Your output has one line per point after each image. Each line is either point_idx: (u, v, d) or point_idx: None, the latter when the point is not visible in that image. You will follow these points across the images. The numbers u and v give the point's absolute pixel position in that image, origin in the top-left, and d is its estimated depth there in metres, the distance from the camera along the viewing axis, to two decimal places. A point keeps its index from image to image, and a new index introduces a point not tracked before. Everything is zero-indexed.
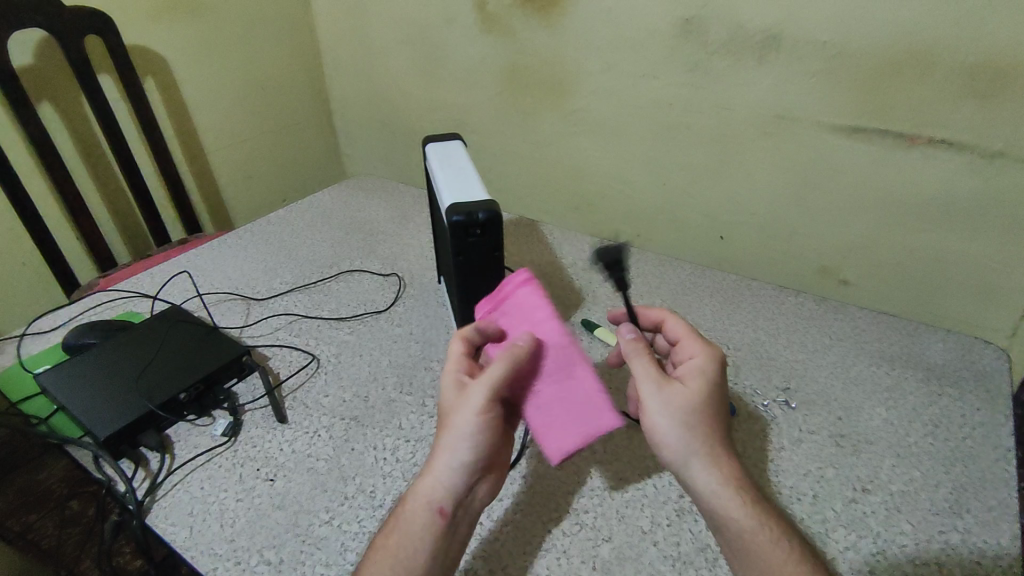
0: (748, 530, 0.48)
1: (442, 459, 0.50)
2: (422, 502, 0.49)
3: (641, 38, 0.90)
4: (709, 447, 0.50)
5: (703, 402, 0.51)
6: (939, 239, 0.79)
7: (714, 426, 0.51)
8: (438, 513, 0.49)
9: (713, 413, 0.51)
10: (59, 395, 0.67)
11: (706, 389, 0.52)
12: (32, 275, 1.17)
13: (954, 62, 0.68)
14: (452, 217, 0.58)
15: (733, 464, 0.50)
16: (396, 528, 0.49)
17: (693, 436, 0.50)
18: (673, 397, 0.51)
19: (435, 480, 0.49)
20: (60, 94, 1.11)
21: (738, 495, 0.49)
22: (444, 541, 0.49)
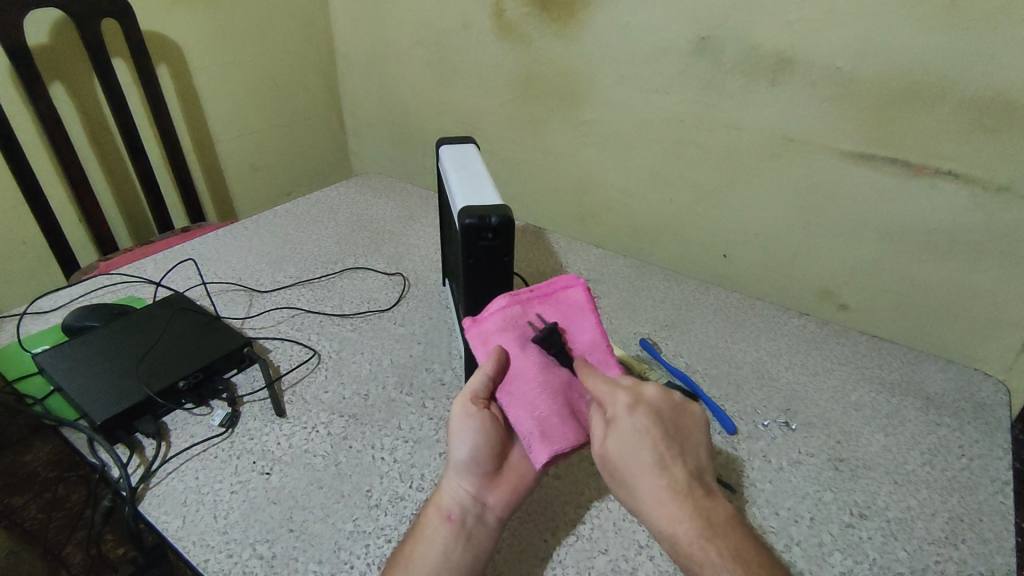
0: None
1: (450, 474, 0.56)
2: (433, 512, 0.54)
3: (657, 54, 0.90)
4: (655, 501, 0.48)
5: (642, 451, 0.49)
6: (942, 270, 0.79)
7: (658, 478, 0.49)
8: (446, 520, 0.53)
9: (654, 462, 0.49)
10: (57, 377, 0.66)
11: (638, 436, 0.50)
12: (32, 254, 1.16)
13: (965, 95, 0.69)
14: (465, 220, 0.58)
15: (686, 516, 0.47)
16: (412, 538, 0.54)
17: (642, 490, 0.49)
18: (611, 454, 0.51)
19: (445, 493, 0.56)
20: (73, 75, 1.11)
21: (698, 552, 0.46)
22: (457, 546, 0.52)
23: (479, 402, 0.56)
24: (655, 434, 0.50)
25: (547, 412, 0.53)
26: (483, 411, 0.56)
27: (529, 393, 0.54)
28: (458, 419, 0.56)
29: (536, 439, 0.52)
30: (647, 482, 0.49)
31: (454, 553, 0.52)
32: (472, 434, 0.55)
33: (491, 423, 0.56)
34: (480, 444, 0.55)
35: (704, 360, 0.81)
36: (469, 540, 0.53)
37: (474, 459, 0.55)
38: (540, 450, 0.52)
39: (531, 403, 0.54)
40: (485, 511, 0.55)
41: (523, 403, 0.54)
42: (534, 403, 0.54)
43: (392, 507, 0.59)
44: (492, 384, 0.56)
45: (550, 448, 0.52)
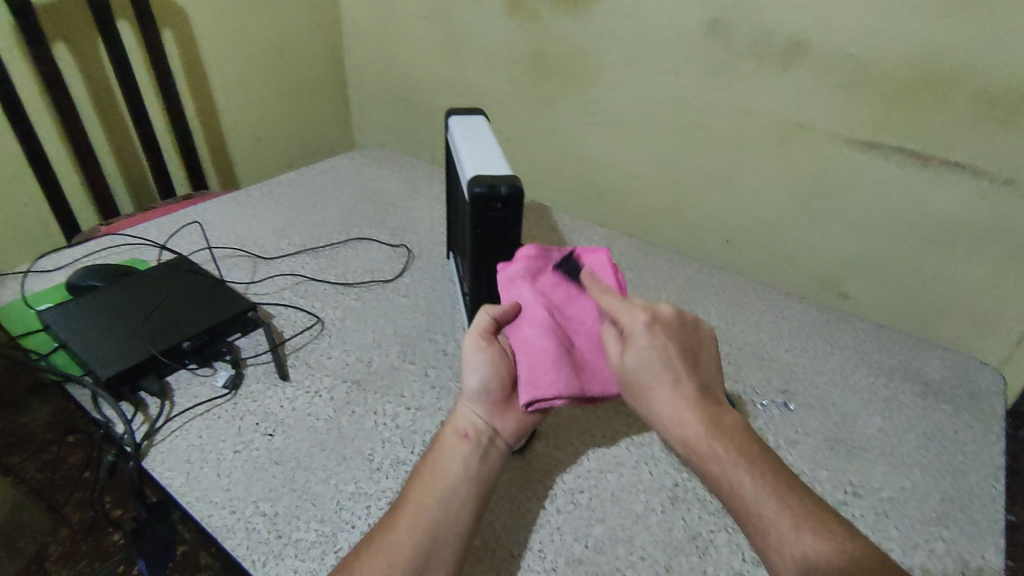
0: (735, 485, 0.45)
1: (464, 398, 0.57)
2: (450, 433, 0.55)
3: (668, 34, 0.90)
4: (670, 409, 0.50)
5: (655, 366, 0.50)
6: (944, 260, 0.79)
7: (673, 392, 0.50)
8: (464, 439, 0.54)
9: (671, 376, 0.50)
10: (62, 333, 0.66)
11: (651, 353, 0.51)
12: (34, 217, 1.16)
13: (977, 85, 0.69)
14: (474, 188, 0.58)
15: (702, 424, 0.48)
16: (431, 455, 0.54)
17: (659, 402, 0.50)
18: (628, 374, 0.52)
19: (459, 415, 0.56)
20: (77, 36, 1.09)
21: (715, 455, 0.47)
22: (475, 461, 0.53)
23: (490, 338, 0.57)
24: (669, 351, 0.51)
25: (543, 361, 0.53)
26: (492, 346, 0.57)
27: (529, 339, 0.55)
28: (470, 350, 0.57)
29: (522, 382, 0.53)
30: (663, 398, 0.50)
31: (473, 467, 0.53)
32: (484, 365, 0.56)
33: (502, 357, 0.57)
34: (493, 375, 0.56)
35: None
36: (486, 458, 0.54)
37: (486, 389, 0.56)
38: (524, 393, 0.53)
39: (529, 348, 0.54)
40: (497, 435, 0.56)
41: (526, 346, 0.55)
42: (531, 349, 0.54)
43: (393, 471, 0.60)
44: (503, 321, 0.58)
45: (532, 392, 0.52)
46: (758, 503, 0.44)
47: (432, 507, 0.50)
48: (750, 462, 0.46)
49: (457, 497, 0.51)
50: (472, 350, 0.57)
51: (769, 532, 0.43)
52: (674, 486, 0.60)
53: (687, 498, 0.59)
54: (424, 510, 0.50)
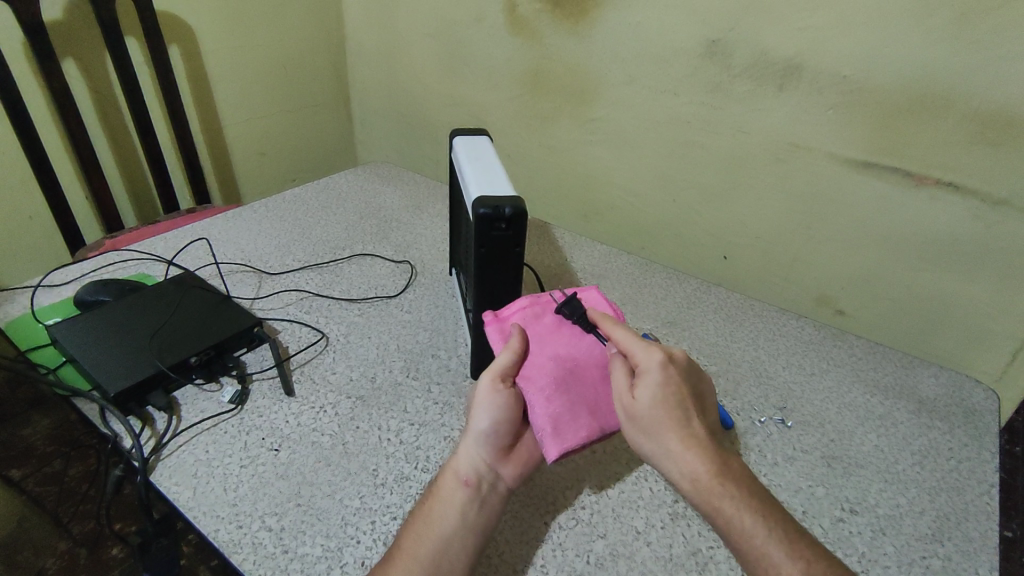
0: (743, 530, 0.47)
1: (468, 440, 0.57)
2: (449, 477, 0.56)
3: (666, 55, 0.92)
4: (677, 452, 0.50)
5: (668, 411, 0.52)
6: (938, 279, 0.81)
7: (681, 432, 0.51)
8: (463, 485, 0.55)
9: (681, 418, 0.52)
10: (71, 348, 0.67)
11: (663, 396, 0.52)
12: (40, 230, 1.17)
13: (968, 108, 0.71)
14: (479, 209, 0.59)
15: (705, 463, 0.50)
16: (429, 499, 0.55)
17: (664, 446, 0.51)
18: (637, 413, 0.53)
19: (461, 459, 0.57)
20: (87, 53, 1.11)
21: (728, 503, 0.48)
22: (472, 509, 0.54)
23: (506, 379, 0.57)
24: (678, 391, 0.53)
25: (563, 407, 0.55)
26: (509, 389, 0.57)
27: (547, 386, 0.56)
28: (484, 393, 0.57)
29: (548, 435, 0.54)
30: (669, 438, 0.51)
31: (470, 516, 0.53)
32: (495, 408, 0.57)
33: (516, 402, 0.57)
34: (501, 420, 0.56)
35: (704, 357, 0.83)
36: (484, 504, 0.54)
37: (494, 431, 0.56)
38: (552, 446, 0.54)
39: (549, 397, 0.55)
40: (498, 480, 0.56)
41: (544, 396, 0.55)
42: (551, 398, 0.55)
43: (397, 487, 0.61)
44: (518, 363, 0.58)
45: (562, 444, 0.53)
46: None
47: (424, 558, 0.50)
48: (770, 525, 0.47)
49: (451, 548, 0.51)
50: (485, 391, 0.57)
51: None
52: (674, 503, 0.61)
53: (687, 514, 0.60)
54: (418, 556, 0.50)
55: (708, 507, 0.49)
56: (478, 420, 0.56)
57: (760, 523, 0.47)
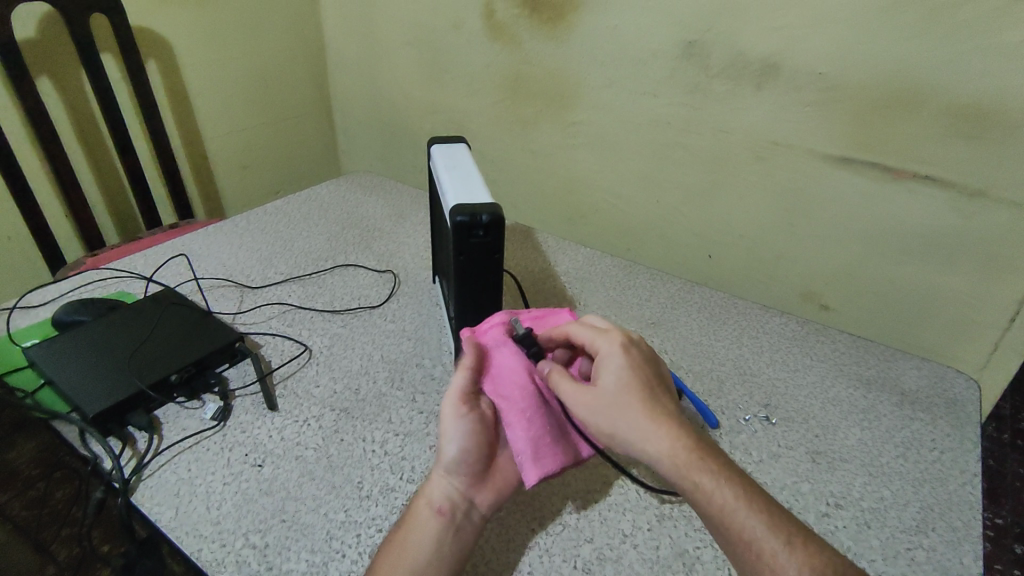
0: (715, 497, 0.47)
1: (439, 468, 0.57)
2: (422, 506, 0.55)
3: (645, 57, 0.92)
4: (646, 431, 0.51)
5: (632, 392, 0.53)
6: (918, 271, 0.82)
7: (647, 409, 0.52)
8: (437, 513, 0.54)
9: (645, 402, 0.53)
10: (48, 370, 0.67)
11: (626, 378, 0.54)
12: (17, 249, 1.15)
13: (942, 102, 0.71)
14: (456, 217, 0.59)
15: (673, 437, 0.50)
16: (403, 528, 0.54)
17: (632, 424, 0.52)
18: (602, 398, 0.54)
19: (433, 488, 0.56)
20: (63, 70, 1.10)
21: (696, 473, 0.48)
22: (446, 538, 0.53)
23: (468, 402, 0.57)
24: (643, 376, 0.55)
25: (539, 429, 0.56)
26: (473, 411, 0.57)
27: (527, 408, 0.57)
28: (450, 417, 0.57)
29: (528, 458, 0.55)
30: (634, 417, 0.52)
31: (444, 544, 0.53)
32: (462, 433, 0.56)
33: (481, 424, 0.57)
34: (470, 446, 0.56)
35: (689, 357, 0.83)
36: (458, 533, 0.53)
37: (464, 459, 0.56)
38: (532, 471, 0.55)
39: (529, 420, 0.56)
40: (472, 508, 0.55)
41: (525, 420, 0.56)
42: (532, 422, 0.56)
43: (382, 498, 0.60)
44: (496, 382, 0.59)
45: (541, 470, 0.55)
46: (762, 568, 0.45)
47: None
48: (746, 500, 0.47)
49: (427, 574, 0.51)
50: (450, 415, 0.57)
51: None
52: (661, 504, 0.61)
53: (673, 515, 0.60)
54: None
55: (687, 484, 0.48)
56: (447, 446, 0.56)
57: (736, 499, 0.47)
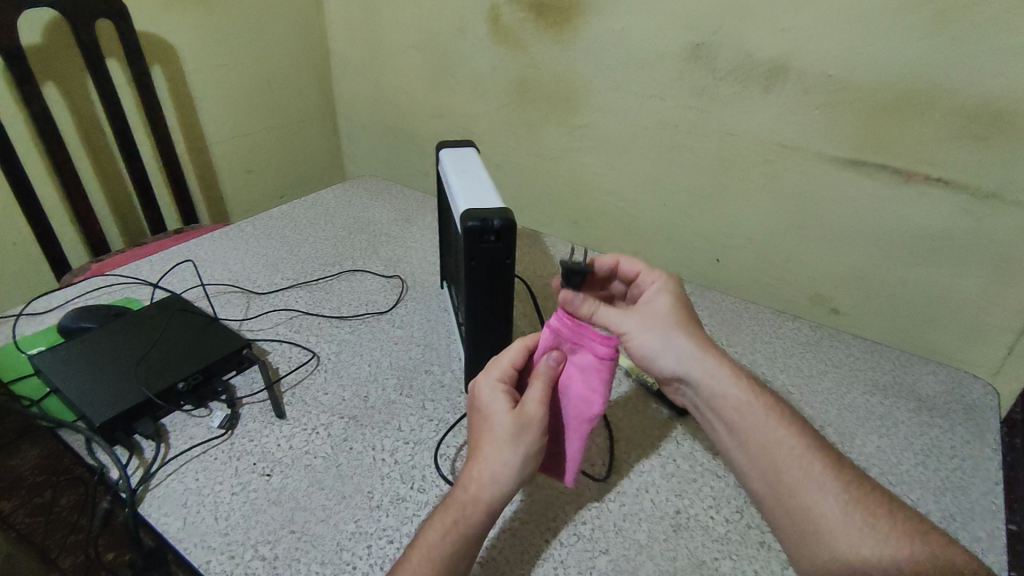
0: (753, 404, 0.54)
1: (502, 466, 0.50)
2: (475, 501, 0.50)
3: (651, 60, 0.92)
4: (698, 354, 0.56)
5: (680, 319, 0.59)
6: (931, 274, 0.81)
7: (696, 337, 0.57)
8: (487, 516, 0.50)
9: (691, 328, 0.58)
10: (54, 378, 0.66)
11: (676, 307, 0.60)
12: (23, 256, 1.15)
13: (955, 104, 0.70)
14: (468, 222, 0.58)
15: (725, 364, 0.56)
16: (449, 523, 0.49)
17: (683, 349, 0.56)
18: (654, 321, 0.58)
19: (487, 482, 0.50)
20: (68, 76, 1.10)
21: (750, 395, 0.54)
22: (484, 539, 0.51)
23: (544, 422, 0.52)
24: (684, 306, 0.60)
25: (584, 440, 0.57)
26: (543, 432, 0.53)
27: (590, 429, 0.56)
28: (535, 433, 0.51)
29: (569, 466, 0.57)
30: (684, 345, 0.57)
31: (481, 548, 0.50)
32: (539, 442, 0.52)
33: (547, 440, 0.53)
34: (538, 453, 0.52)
35: None
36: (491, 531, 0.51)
37: (530, 465, 0.52)
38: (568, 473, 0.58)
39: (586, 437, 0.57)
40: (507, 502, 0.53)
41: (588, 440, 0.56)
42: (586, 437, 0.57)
43: (393, 508, 0.59)
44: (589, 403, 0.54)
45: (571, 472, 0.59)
46: (804, 479, 0.50)
47: None
48: (795, 426, 0.53)
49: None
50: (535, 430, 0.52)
51: (815, 509, 0.48)
52: (677, 514, 0.60)
53: (690, 525, 0.59)
54: None
55: (734, 399, 0.54)
56: (522, 450, 0.51)
57: (785, 423, 0.53)
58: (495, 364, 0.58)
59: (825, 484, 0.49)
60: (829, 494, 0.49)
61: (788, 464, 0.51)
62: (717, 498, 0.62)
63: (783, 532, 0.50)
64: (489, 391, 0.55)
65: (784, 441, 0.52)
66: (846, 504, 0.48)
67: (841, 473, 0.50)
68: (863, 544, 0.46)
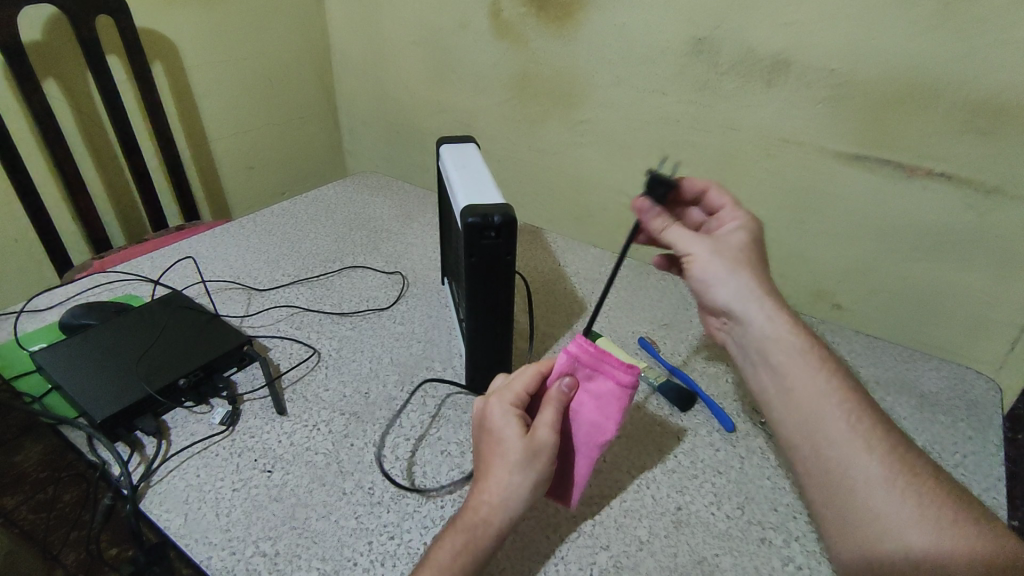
0: (801, 353, 0.52)
1: (514, 490, 0.50)
2: (485, 522, 0.49)
3: (653, 54, 0.91)
4: (756, 293, 0.55)
5: (749, 257, 0.58)
6: (934, 269, 0.80)
7: (759, 280, 0.57)
8: (497, 538, 0.50)
9: (757, 267, 0.58)
10: (55, 374, 0.66)
11: (748, 247, 0.59)
12: (24, 253, 1.15)
13: (958, 98, 0.70)
14: (468, 218, 0.58)
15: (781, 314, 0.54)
16: (459, 543, 0.49)
17: (744, 285, 0.56)
18: (724, 250, 0.58)
19: (499, 505, 0.50)
20: (68, 72, 1.10)
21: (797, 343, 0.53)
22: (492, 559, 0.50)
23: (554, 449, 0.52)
24: (757, 249, 0.60)
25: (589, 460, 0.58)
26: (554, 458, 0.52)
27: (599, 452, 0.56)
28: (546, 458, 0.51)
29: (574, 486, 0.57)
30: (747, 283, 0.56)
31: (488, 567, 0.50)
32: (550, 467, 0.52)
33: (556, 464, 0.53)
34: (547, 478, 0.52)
35: (703, 359, 0.81)
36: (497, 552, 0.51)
37: (539, 489, 0.52)
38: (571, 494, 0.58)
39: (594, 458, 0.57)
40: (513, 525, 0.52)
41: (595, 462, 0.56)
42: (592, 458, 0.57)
43: (394, 505, 0.59)
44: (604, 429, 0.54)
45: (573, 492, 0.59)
46: (843, 436, 0.47)
47: None
48: (842, 385, 0.50)
49: None
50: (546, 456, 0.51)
51: (853, 469, 0.45)
52: (678, 510, 0.60)
53: (691, 521, 0.59)
54: None
55: (780, 346, 0.53)
56: (532, 474, 0.51)
57: (835, 383, 0.50)
58: (507, 387, 0.56)
59: (866, 444, 0.46)
60: (866, 456, 0.46)
61: (826, 419, 0.48)
62: (718, 495, 0.62)
63: (812, 486, 0.48)
64: (500, 415, 0.54)
65: (827, 398, 0.49)
66: (889, 470, 0.44)
67: (885, 438, 0.47)
68: (898, 505, 0.43)
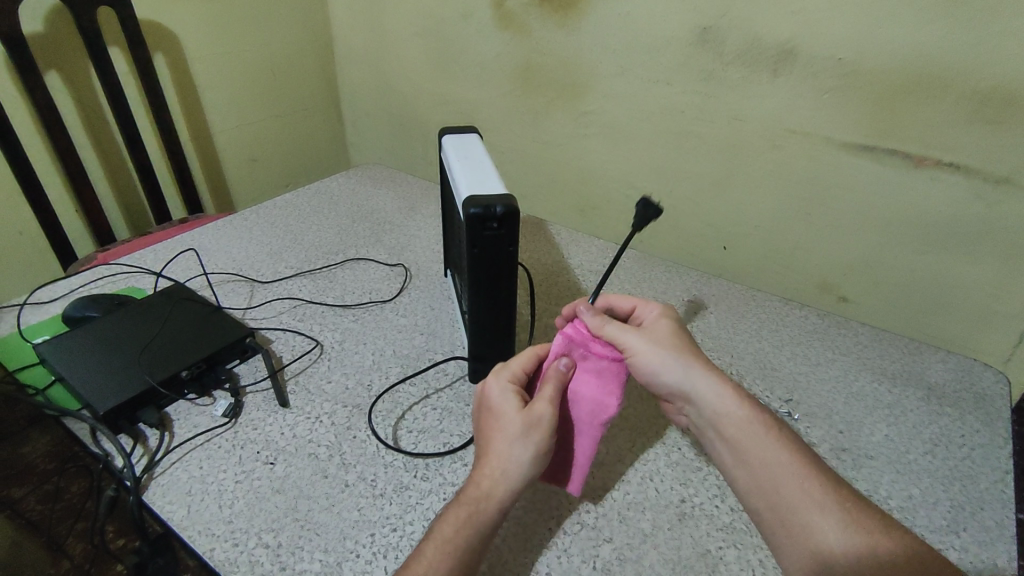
0: (749, 426, 0.52)
1: (513, 464, 0.50)
2: (486, 498, 0.49)
3: (657, 44, 0.90)
4: (705, 382, 0.54)
5: (681, 345, 0.57)
6: (942, 261, 0.79)
7: (700, 359, 0.56)
8: (498, 513, 0.49)
9: (692, 351, 0.57)
10: (57, 366, 0.66)
11: (677, 332, 0.59)
12: (29, 246, 1.15)
13: (968, 87, 0.69)
14: (470, 209, 0.57)
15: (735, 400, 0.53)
16: (460, 519, 0.49)
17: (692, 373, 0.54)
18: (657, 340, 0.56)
19: (500, 479, 0.50)
20: (70, 65, 1.09)
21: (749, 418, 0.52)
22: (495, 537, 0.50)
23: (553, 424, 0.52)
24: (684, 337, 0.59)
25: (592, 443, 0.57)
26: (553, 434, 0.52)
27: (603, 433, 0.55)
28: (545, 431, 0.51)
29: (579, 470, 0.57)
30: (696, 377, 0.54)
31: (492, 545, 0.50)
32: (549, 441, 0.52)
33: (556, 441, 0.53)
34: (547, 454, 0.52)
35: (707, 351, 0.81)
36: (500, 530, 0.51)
37: (539, 465, 0.51)
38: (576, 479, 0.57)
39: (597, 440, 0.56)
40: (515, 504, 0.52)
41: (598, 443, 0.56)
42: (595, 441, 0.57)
43: (397, 496, 0.59)
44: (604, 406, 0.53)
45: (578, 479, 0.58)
46: (802, 497, 0.48)
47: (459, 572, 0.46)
48: (792, 445, 0.51)
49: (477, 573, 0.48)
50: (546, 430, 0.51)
51: (818, 532, 0.46)
52: (681, 503, 0.60)
53: (694, 514, 0.59)
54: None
55: (735, 428, 0.52)
56: (531, 448, 0.51)
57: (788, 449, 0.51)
58: (504, 366, 0.58)
59: (825, 505, 0.47)
60: (825, 514, 0.47)
61: (785, 486, 0.49)
62: (723, 488, 0.61)
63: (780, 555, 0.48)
64: (499, 393, 0.55)
65: (785, 465, 0.50)
66: (846, 517, 0.46)
67: (840, 494, 0.48)
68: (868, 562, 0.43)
